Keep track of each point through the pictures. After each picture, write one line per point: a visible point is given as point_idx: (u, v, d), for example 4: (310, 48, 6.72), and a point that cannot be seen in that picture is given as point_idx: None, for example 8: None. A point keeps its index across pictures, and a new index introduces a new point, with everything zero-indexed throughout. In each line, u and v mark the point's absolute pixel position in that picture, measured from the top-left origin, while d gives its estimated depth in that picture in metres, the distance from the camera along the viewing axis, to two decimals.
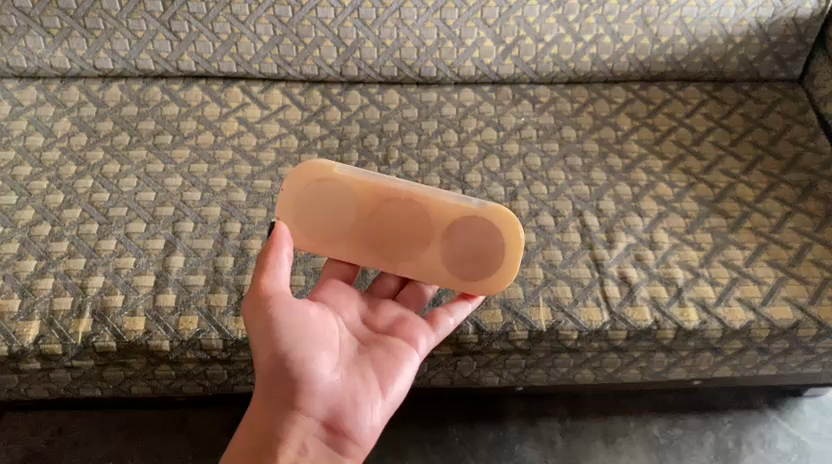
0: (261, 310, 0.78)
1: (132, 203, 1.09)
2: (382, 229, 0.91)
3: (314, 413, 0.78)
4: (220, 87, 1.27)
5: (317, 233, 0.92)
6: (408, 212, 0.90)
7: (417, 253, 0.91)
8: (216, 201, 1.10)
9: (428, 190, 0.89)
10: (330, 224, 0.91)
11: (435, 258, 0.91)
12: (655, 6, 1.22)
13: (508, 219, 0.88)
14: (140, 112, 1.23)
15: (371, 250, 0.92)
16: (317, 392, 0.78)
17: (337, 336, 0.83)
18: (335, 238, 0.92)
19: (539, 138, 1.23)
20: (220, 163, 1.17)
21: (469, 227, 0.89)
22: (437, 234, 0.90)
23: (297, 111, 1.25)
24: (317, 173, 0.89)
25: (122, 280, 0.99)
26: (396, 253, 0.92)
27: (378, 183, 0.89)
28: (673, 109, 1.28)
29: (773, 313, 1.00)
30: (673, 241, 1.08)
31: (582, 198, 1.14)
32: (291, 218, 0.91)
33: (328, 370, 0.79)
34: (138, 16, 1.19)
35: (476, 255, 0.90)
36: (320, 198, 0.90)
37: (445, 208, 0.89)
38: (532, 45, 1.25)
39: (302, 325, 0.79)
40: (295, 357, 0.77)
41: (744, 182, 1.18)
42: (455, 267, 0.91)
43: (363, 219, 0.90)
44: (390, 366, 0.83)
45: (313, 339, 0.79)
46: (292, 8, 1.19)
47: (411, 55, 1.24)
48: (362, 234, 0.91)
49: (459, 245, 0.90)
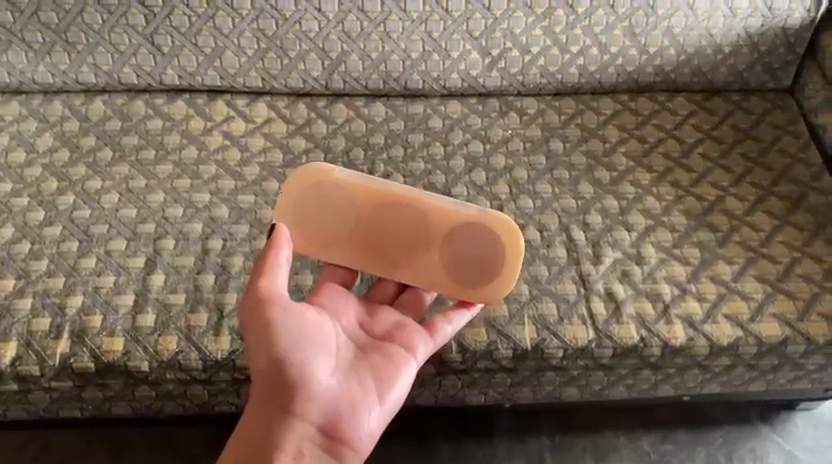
0: (260, 311, 0.79)
1: (114, 220, 1.08)
2: (380, 233, 0.92)
3: (311, 418, 0.77)
4: (205, 101, 1.25)
5: (315, 235, 0.93)
6: (408, 215, 0.92)
7: (418, 256, 0.92)
8: (198, 218, 1.09)
9: (430, 196, 0.92)
10: (329, 227, 0.92)
11: (436, 263, 0.92)
12: (643, 17, 1.21)
13: (507, 223, 0.90)
14: (124, 127, 1.22)
15: (373, 254, 0.93)
16: (314, 395, 0.78)
17: (333, 340, 0.83)
18: (332, 241, 0.93)
19: (526, 151, 1.22)
20: (203, 178, 1.16)
21: (469, 231, 0.91)
22: (438, 238, 0.91)
23: (282, 125, 1.24)
24: (317, 177, 0.91)
25: (102, 300, 0.98)
26: (393, 257, 0.93)
27: (380, 188, 0.91)
28: (661, 121, 1.27)
29: (761, 329, 0.99)
30: (661, 255, 1.07)
31: (569, 212, 1.12)
32: (289, 219, 0.92)
33: (325, 374, 0.79)
34: (120, 30, 1.17)
35: (477, 259, 0.92)
36: (321, 201, 0.92)
37: (444, 211, 0.91)
38: (518, 58, 1.23)
39: (299, 328, 0.79)
40: (292, 358, 0.78)
41: (734, 195, 1.17)
42: (456, 271, 0.92)
43: (363, 222, 0.92)
44: (389, 370, 0.83)
45: (310, 341, 0.80)
46: (276, 22, 1.18)
47: (397, 67, 1.23)
48: (360, 237, 0.92)
49: (459, 249, 0.91)
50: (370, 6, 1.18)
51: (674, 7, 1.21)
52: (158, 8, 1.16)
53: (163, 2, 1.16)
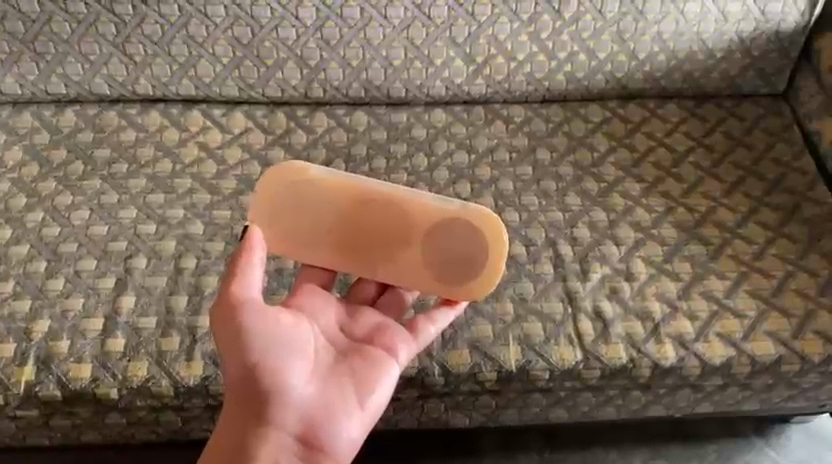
0: (231, 317, 0.74)
1: (84, 238, 1.04)
2: (358, 232, 0.86)
3: (287, 427, 0.73)
4: (180, 111, 1.21)
5: (290, 236, 0.87)
6: (385, 213, 0.87)
7: (397, 255, 0.87)
8: (172, 235, 1.05)
9: (409, 192, 0.87)
10: (305, 227, 0.87)
11: (415, 261, 0.86)
12: (632, 22, 1.17)
13: (490, 218, 0.85)
14: (96, 139, 1.17)
15: (348, 254, 0.87)
16: (290, 404, 0.73)
17: (311, 345, 0.78)
18: (308, 242, 0.87)
19: (512, 161, 1.18)
20: (178, 193, 1.12)
21: (450, 227, 0.86)
22: (417, 235, 0.86)
23: (261, 135, 1.20)
24: (290, 176, 0.87)
25: (70, 323, 0.94)
26: (373, 257, 0.87)
27: (356, 184, 0.87)
28: (651, 128, 1.23)
29: (754, 348, 0.96)
30: (651, 270, 1.04)
31: (556, 225, 1.09)
32: (265, 220, 0.87)
33: (302, 381, 0.75)
34: (90, 39, 1.13)
35: (459, 257, 0.87)
36: (295, 200, 0.87)
37: (423, 207, 0.86)
38: (503, 64, 1.19)
39: (274, 334, 0.75)
40: (264, 365, 0.73)
41: (727, 205, 1.13)
42: (438, 269, 0.87)
43: (340, 221, 0.86)
44: (369, 376, 0.78)
45: (284, 346, 0.75)
46: (251, 30, 1.13)
47: (379, 76, 1.19)
48: (338, 237, 0.87)
49: (440, 247, 0.86)
50: (350, 13, 1.13)
51: (664, 11, 1.17)
52: (128, 17, 1.11)
53: (133, 10, 1.11)
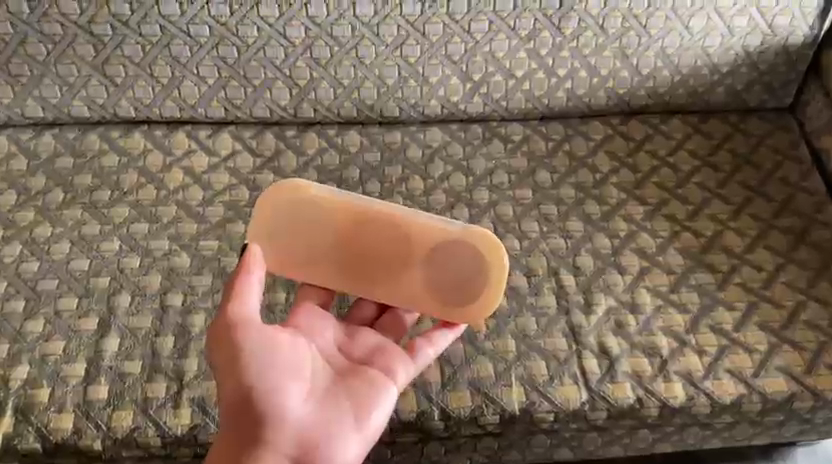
0: (227, 335, 0.73)
1: (65, 274, 0.99)
2: (358, 252, 0.86)
3: (282, 449, 0.70)
4: (164, 132, 1.16)
5: (289, 255, 0.87)
6: (386, 233, 0.86)
7: (396, 274, 0.86)
8: (157, 270, 1.01)
9: (410, 213, 0.86)
10: (304, 246, 0.86)
11: (415, 281, 0.86)
12: (635, 38, 1.12)
13: (493, 242, 0.84)
14: (76, 165, 1.12)
15: (348, 271, 0.87)
16: (285, 424, 0.71)
17: (309, 364, 0.76)
18: (308, 262, 0.87)
19: (511, 183, 1.14)
20: (163, 222, 1.07)
21: (451, 249, 0.85)
22: (417, 256, 0.86)
23: (249, 158, 1.15)
24: (290, 193, 0.86)
25: (50, 370, 0.90)
26: (372, 278, 0.87)
27: (358, 205, 0.85)
28: (655, 146, 1.19)
29: (765, 385, 0.93)
30: (657, 302, 1.00)
31: (558, 254, 1.05)
32: (264, 239, 0.86)
33: (298, 400, 0.73)
34: (67, 60, 1.07)
35: (458, 279, 0.86)
36: (296, 217, 0.86)
37: (424, 229, 0.85)
38: (501, 82, 1.14)
39: (270, 352, 0.73)
40: (259, 385, 0.72)
41: (734, 229, 1.10)
42: (437, 290, 0.86)
43: (341, 241, 0.86)
44: (368, 395, 0.76)
45: (281, 364, 0.73)
46: (237, 49, 1.07)
47: (372, 95, 1.14)
48: (337, 257, 0.86)
49: (441, 268, 0.86)
50: (340, 32, 1.07)
51: (668, 26, 1.11)
52: (107, 38, 1.05)
53: (112, 30, 1.05)
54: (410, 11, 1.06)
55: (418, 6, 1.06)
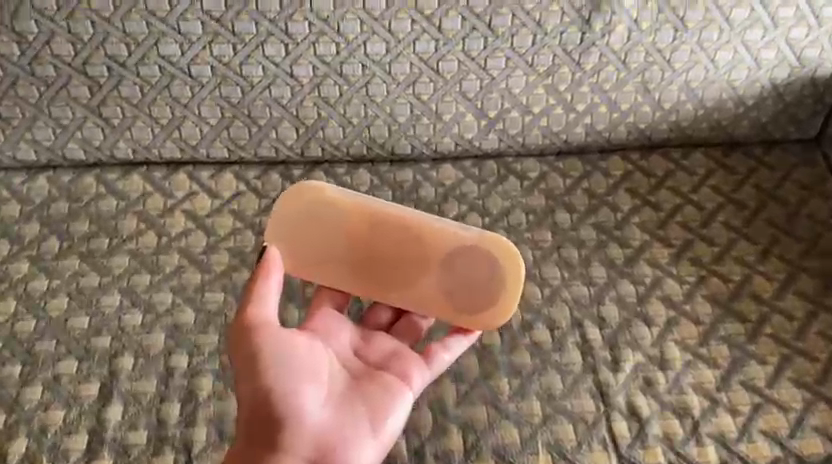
0: (248, 339, 0.77)
1: (63, 333, 0.94)
2: (373, 255, 0.85)
3: (300, 452, 0.74)
4: (164, 173, 1.10)
5: (304, 256, 0.86)
6: (401, 237, 0.85)
7: (409, 277, 0.86)
8: (160, 327, 0.96)
9: (427, 217, 0.86)
10: (320, 248, 0.86)
11: (429, 286, 0.85)
12: (658, 72, 1.07)
13: (508, 248, 0.84)
14: (72, 210, 1.06)
15: (361, 275, 0.86)
16: (302, 426, 0.74)
17: (326, 368, 0.79)
18: (323, 263, 0.86)
19: (530, 224, 1.09)
20: (165, 272, 1.01)
21: (466, 254, 0.85)
22: (433, 260, 0.85)
23: (254, 200, 1.09)
24: (309, 195, 0.86)
25: (50, 443, 0.85)
26: (386, 282, 0.86)
27: (374, 208, 0.85)
28: (677, 182, 1.14)
29: (802, 448, 0.89)
30: (686, 356, 0.96)
31: (581, 303, 1.00)
32: (281, 239, 0.86)
33: (315, 403, 0.76)
34: (61, 102, 1.01)
35: (473, 285, 0.85)
36: (313, 218, 0.86)
37: (440, 233, 0.85)
38: (518, 118, 1.09)
39: (289, 356, 0.77)
40: (278, 388, 0.75)
41: (762, 273, 1.05)
42: (450, 296, 0.85)
43: (356, 243, 0.85)
44: (383, 399, 0.79)
45: (299, 368, 0.77)
46: (241, 89, 1.02)
47: (382, 133, 1.08)
48: (351, 259, 0.86)
49: (454, 272, 0.85)
50: (350, 70, 1.01)
51: (692, 60, 1.06)
52: (103, 79, 0.99)
53: (109, 71, 0.98)
54: (423, 49, 1.00)
55: (432, 44, 1.00)
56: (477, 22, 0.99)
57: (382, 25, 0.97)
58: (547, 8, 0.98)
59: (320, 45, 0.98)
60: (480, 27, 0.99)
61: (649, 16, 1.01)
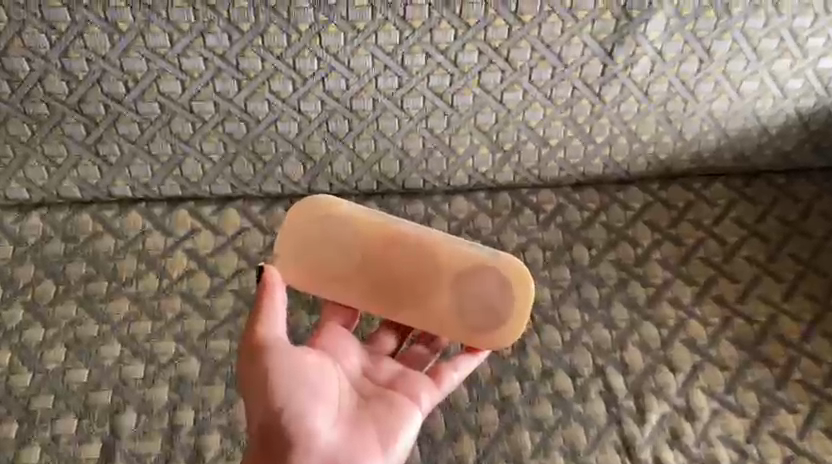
0: (257, 359, 0.76)
1: (61, 388, 0.90)
2: (382, 272, 0.84)
3: None
4: (163, 210, 1.05)
5: (313, 271, 0.85)
6: (412, 255, 0.84)
7: (419, 295, 0.84)
8: (164, 379, 0.91)
9: (439, 235, 0.85)
10: (329, 263, 0.85)
11: (439, 304, 0.84)
12: (681, 103, 1.02)
13: (520, 269, 0.83)
14: (67, 251, 1.01)
15: (369, 292, 0.84)
16: (312, 449, 0.73)
17: (336, 389, 0.78)
18: (331, 279, 0.85)
19: (547, 262, 1.04)
20: (166, 318, 0.97)
21: (478, 274, 0.84)
22: (443, 278, 0.83)
23: (259, 237, 1.04)
24: (321, 210, 0.85)
25: None
26: (396, 299, 0.84)
27: (387, 225, 0.84)
28: (698, 215, 1.10)
29: None
30: (713, 405, 0.92)
31: (603, 349, 0.96)
32: (290, 254, 0.85)
33: (325, 426, 0.75)
34: (54, 140, 0.95)
35: (484, 304, 0.84)
36: (324, 234, 0.85)
37: (451, 252, 0.84)
38: (534, 151, 1.04)
39: (300, 377, 0.75)
40: (288, 409, 0.74)
41: (788, 312, 1.02)
42: (461, 314, 0.84)
43: (366, 258, 0.84)
44: (393, 420, 0.78)
45: (309, 389, 0.75)
46: (246, 125, 0.96)
47: (393, 167, 1.04)
48: (361, 275, 0.84)
49: (466, 291, 0.83)
50: (360, 105, 0.96)
51: (716, 90, 1.01)
52: (100, 116, 0.93)
53: (105, 109, 0.93)
54: (437, 83, 0.95)
55: (446, 78, 0.95)
56: (495, 56, 0.93)
57: (396, 60, 0.92)
58: (569, 41, 0.93)
59: (329, 81, 0.93)
60: (498, 61, 0.94)
61: (676, 47, 0.95)
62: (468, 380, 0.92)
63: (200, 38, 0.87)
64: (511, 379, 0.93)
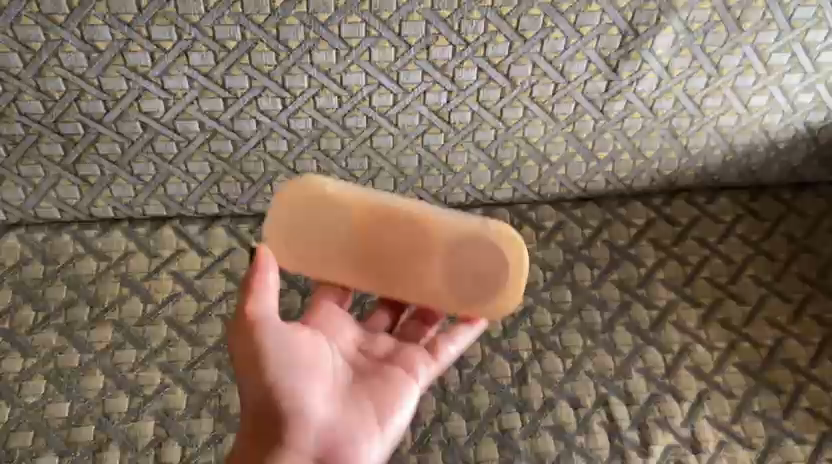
0: (247, 336, 0.70)
1: (42, 424, 0.86)
2: (371, 250, 0.76)
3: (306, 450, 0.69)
4: (148, 230, 1.01)
5: (299, 253, 0.78)
6: (401, 231, 0.75)
7: (412, 272, 0.76)
8: (150, 412, 0.88)
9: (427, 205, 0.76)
10: (314, 241, 0.77)
11: (433, 280, 0.76)
12: (687, 118, 0.98)
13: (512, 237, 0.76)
14: (46, 274, 0.96)
15: (359, 270, 0.77)
16: (308, 425, 0.69)
17: (330, 363, 0.74)
18: (318, 258, 0.78)
19: (547, 283, 1.00)
20: (151, 347, 0.93)
21: (472, 245, 0.76)
22: (435, 251, 0.76)
23: (247, 257, 1.00)
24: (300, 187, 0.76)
25: None
26: (389, 279, 0.77)
27: (369, 197, 0.76)
28: (703, 231, 1.06)
29: None
30: (719, 436, 0.90)
31: (607, 377, 0.93)
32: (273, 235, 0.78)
33: (320, 400, 0.71)
34: (31, 161, 0.91)
35: (479, 275, 0.77)
36: (304, 213, 0.76)
37: (440, 223, 0.75)
38: (534, 168, 1.00)
39: (293, 352, 0.71)
40: (281, 385, 0.69)
41: (795, 335, 0.98)
42: (457, 289, 0.77)
43: (350, 237, 0.76)
44: (389, 395, 0.75)
45: (304, 364, 0.71)
46: (233, 143, 0.92)
47: (387, 185, 0.99)
48: (348, 253, 0.77)
49: (459, 262, 0.76)
50: (353, 122, 0.91)
51: (724, 106, 0.97)
52: (79, 136, 0.89)
53: (84, 129, 0.88)
54: (433, 100, 0.90)
55: (443, 95, 0.90)
56: (494, 73, 0.89)
57: (390, 77, 0.87)
58: (573, 57, 0.88)
59: (320, 98, 0.88)
60: (498, 77, 0.89)
61: (684, 62, 0.91)
62: (467, 413, 0.90)
63: (184, 56, 0.82)
64: (511, 410, 0.90)
